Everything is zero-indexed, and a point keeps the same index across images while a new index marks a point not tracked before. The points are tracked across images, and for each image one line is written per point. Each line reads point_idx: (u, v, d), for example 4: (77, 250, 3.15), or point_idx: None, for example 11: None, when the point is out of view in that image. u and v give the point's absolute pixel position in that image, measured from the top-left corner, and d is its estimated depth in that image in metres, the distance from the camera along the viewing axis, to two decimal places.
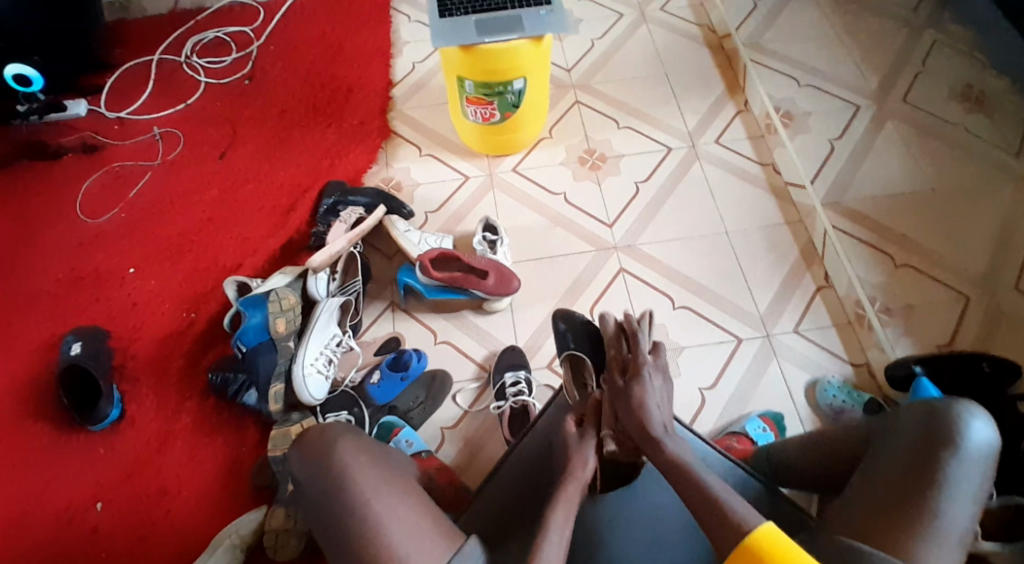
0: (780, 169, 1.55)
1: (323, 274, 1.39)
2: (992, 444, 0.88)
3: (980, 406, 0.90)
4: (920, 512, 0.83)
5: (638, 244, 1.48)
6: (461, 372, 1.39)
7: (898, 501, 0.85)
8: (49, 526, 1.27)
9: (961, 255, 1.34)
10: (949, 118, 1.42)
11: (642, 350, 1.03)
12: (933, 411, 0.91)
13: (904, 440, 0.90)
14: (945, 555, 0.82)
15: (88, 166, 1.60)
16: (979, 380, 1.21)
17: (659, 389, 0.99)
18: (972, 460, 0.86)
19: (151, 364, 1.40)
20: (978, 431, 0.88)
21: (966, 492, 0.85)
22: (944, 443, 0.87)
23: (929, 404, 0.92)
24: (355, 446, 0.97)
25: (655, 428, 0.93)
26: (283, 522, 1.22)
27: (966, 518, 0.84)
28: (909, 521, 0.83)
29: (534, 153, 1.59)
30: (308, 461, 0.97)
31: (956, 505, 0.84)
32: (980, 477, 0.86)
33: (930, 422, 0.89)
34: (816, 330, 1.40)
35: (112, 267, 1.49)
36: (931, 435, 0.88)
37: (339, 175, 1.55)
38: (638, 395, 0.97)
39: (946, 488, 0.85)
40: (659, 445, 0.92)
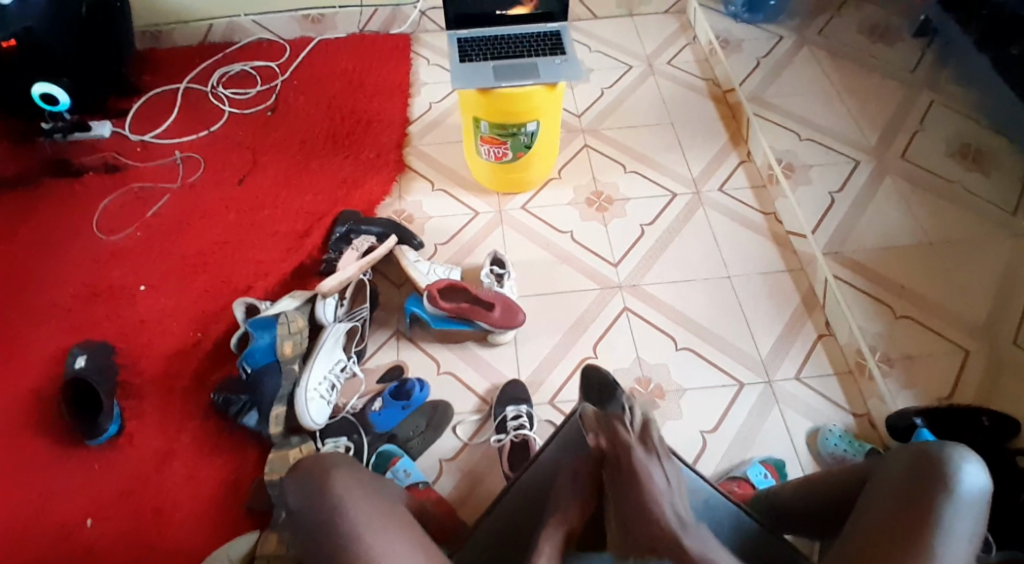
0: (782, 218, 1.63)
1: (331, 299, 1.41)
2: (985, 488, 0.88)
3: (973, 452, 0.91)
4: (913, 553, 0.84)
5: (643, 284, 1.50)
6: (463, 403, 1.39)
7: (888, 542, 0.86)
8: (38, 540, 1.25)
9: (961, 305, 1.26)
10: (948, 176, 1.30)
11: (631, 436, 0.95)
12: (925, 455, 0.92)
13: (896, 482, 0.91)
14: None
15: (109, 186, 1.63)
16: (978, 434, 1.22)
17: (663, 484, 0.91)
18: (967, 504, 0.87)
19: (156, 380, 1.41)
20: (971, 474, 0.89)
21: (960, 536, 0.85)
22: (938, 485, 0.88)
23: (923, 447, 0.93)
24: (352, 478, 0.99)
25: (668, 525, 0.88)
26: (274, 547, 1.19)
27: (962, 560, 0.84)
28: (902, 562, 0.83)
29: (543, 192, 1.63)
30: (305, 486, 0.97)
31: (951, 549, 0.84)
32: (977, 519, 0.87)
33: (923, 464, 0.91)
34: (816, 378, 1.43)
35: (125, 283, 1.51)
36: (925, 478, 0.89)
37: (353, 205, 1.59)
38: (639, 486, 0.91)
39: (940, 530, 0.85)
40: (679, 545, 0.86)
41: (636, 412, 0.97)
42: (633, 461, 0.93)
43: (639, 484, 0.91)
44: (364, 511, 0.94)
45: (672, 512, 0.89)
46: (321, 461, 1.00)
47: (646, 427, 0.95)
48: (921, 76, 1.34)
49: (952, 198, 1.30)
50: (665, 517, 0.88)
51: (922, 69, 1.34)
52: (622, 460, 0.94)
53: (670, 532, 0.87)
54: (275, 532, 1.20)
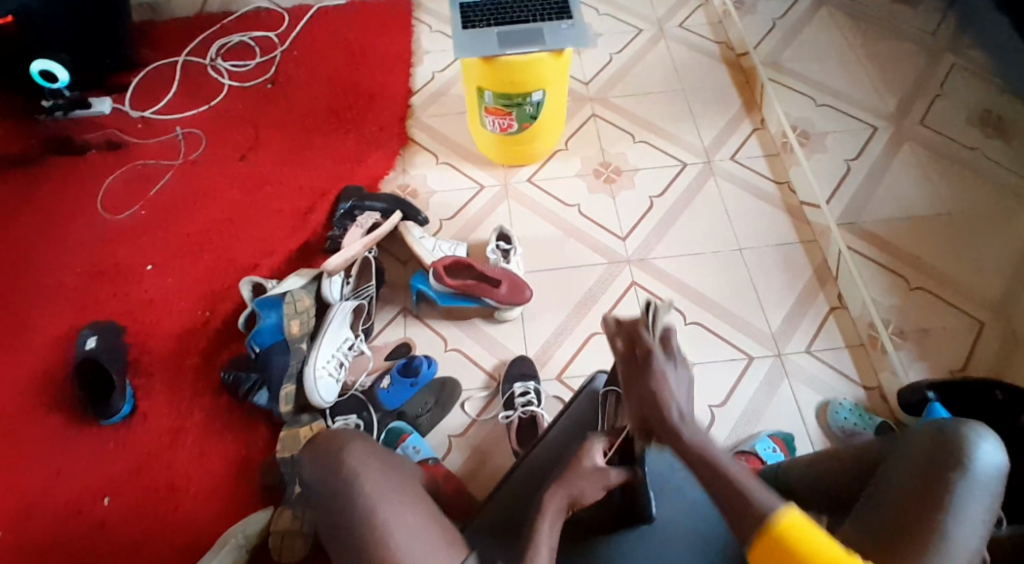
0: (796, 187, 1.57)
1: (337, 277, 1.40)
2: (1002, 467, 0.87)
3: (988, 429, 0.90)
4: (926, 534, 0.83)
5: (651, 258, 1.48)
6: (471, 380, 1.39)
7: (898, 522, 0.85)
8: (56, 517, 1.28)
9: (980, 280, 1.29)
10: (966, 144, 1.33)
11: (653, 339, 0.92)
12: (940, 432, 0.90)
13: (910, 462, 0.90)
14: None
15: (112, 164, 1.62)
16: (990, 408, 1.20)
17: (676, 380, 0.89)
18: (981, 484, 0.86)
19: (165, 359, 1.42)
20: (988, 453, 0.87)
21: (973, 515, 0.84)
22: (953, 465, 0.87)
23: (938, 425, 0.91)
24: (369, 451, 0.97)
25: (671, 415, 0.86)
26: (288, 523, 1.22)
27: (975, 540, 0.83)
28: (915, 543, 0.82)
29: (549, 165, 1.60)
30: (324, 457, 0.97)
31: (966, 529, 0.83)
32: (990, 498, 0.85)
33: (937, 442, 0.89)
34: (828, 351, 1.40)
35: (131, 263, 1.51)
36: (939, 458, 0.88)
37: (357, 180, 1.57)
38: (652, 384, 0.88)
39: (952, 510, 0.84)
40: (677, 436, 0.85)
41: (657, 322, 0.94)
42: (651, 361, 0.90)
43: (652, 386, 0.88)
44: (376, 483, 0.94)
45: (677, 405, 0.87)
46: (336, 434, 0.99)
47: (666, 333, 0.93)
48: (942, 42, 1.35)
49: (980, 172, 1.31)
50: (670, 409, 0.86)
51: (943, 32, 1.35)
52: (642, 357, 0.91)
53: (672, 424, 0.85)
54: (288, 507, 1.24)
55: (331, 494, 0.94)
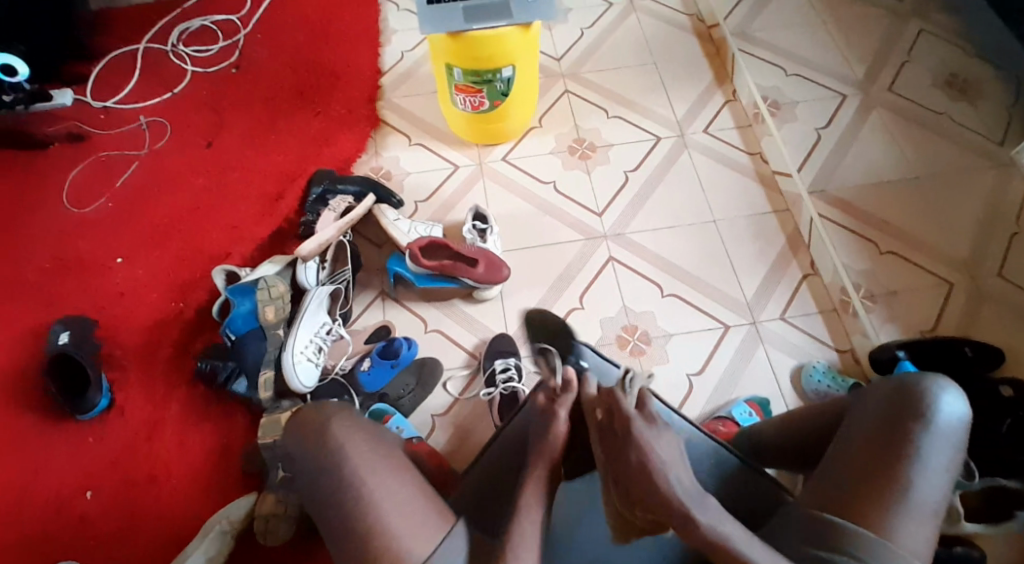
0: (769, 157, 1.56)
1: (313, 262, 1.40)
2: (962, 417, 0.90)
3: (950, 381, 0.93)
4: (892, 486, 0.86)
5: (627, 233, 1.48)
6: (452, 359, 1.40)
7: (866, 475, 0.88)
8: (39, 513, 1.28)
9: (945, 240, 1.40)
10: (935, 108, 1.48)
11: (629, 402, 0.89)
12: (903, 385, 0.93)
13: (877, 416, 0.92)
14: (919, 530, 0.85)
15: (74, 157, 1.59)
16: (962, 364, 1.26)
17: (663, 448, 0.86)
18: (943, 436, 0.89)
19: (138, 351, 1.41)
20: (949, 404, 0.90)
21: (936, 465, 0.88)
22: (915, 416, 0.90)
23: (901, 378, 0.94)
24: (352, 423, 0.96)
25: (673, 499, 0.83)
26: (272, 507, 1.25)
27: (938, 491, 0.87)
28: (881, 496, 0.86)
29: (524, 142, 1.59)
30: (307, 431, 0.96)
31: (929, 479, 0.87)
32: (952, 447, 0.89)
33: (901, 395, 0.92)
34: (802, 317, 1.41)
35: (99, 256, 1.48)
36: (901, 411, 0.90)
37: (327, 164, 1.55)
38: (640, 458, 0.85)
39: (917, 463, 0.87)
40: (687, 516, 0.82)
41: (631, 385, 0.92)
42: (631, 428, 0.87)
43: (640, 456, 0.85)
44: (361, 454, 0.93)
45: (674, 477, 0.84)
46: (316, 409, 0.99)
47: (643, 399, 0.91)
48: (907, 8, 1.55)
49: (930, 127, 1.47)
50: (667, 484, 0.84)
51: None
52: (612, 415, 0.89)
53: (677, 508, 0.83)
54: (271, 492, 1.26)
55: (313, 462, 0.94)
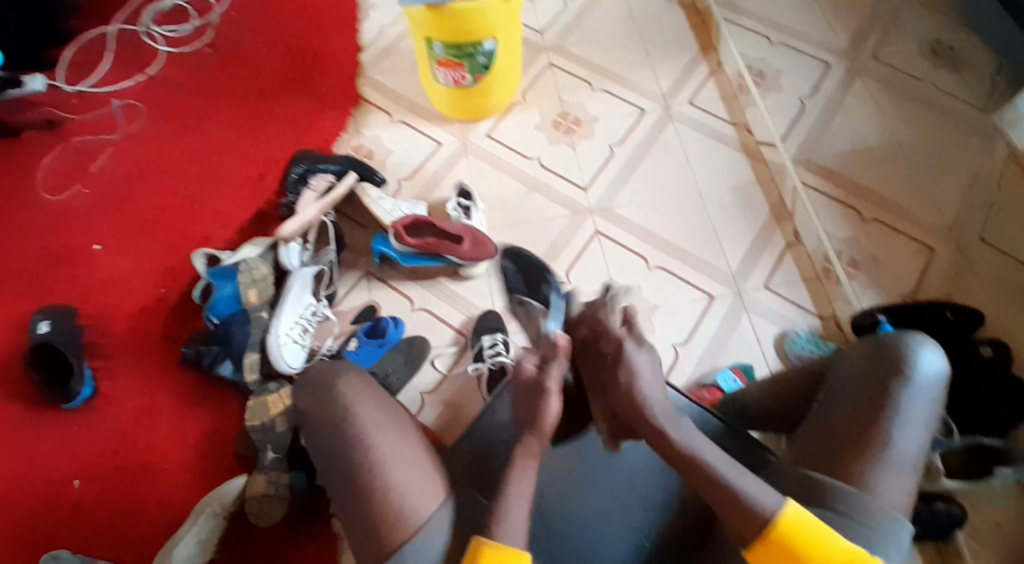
0: (754, 128, 1.53)
1: (295, 244, 1.39)
2: (942, 372, 0.92)
3: (930, 338, 0.94)
4: (872, 441, 0.88)
5: (614, 206, 1.47)
6: (439, 336, 1.39)
7: (846, 432, 0.90)
8: (29, 503, 1.27)
9: (928, 208, 1.42)
10: (916, 75, 1.53)
11: (614, 321, 1.03)
12: (883, 342, 0.95)
13: (858, 374, 0.93)
14: (899, 483, 0.86)
15: (47, 143, 1.55)
16: (944, 327, 1.27)
17: (650, 368, 0.98)
18: (922, 391, 0.90)
19: (122, 339, 1.39)
20: (928, 360, 0.92)
21: (916, 419, 0.89)
22: (895, 373, 0.91)
23: (882, 337, 0.96)
24: (363, 383, 1.00)
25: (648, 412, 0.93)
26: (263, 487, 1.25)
27: (918, 445, 0.88)
28: (862, 451, 0.87)
29: (508, 118, 1.57)
30: (314, 397, 0.99)
31: (909, 433, 0.88)
32: (931, 401, 0.90)
33: (881, 352, 0.93)
34: (787, 286, 1.40)
35: (78, 244, 1.46)
36: (881, 368, 0.92)
37: (308, 144, 1.53)
38: (627, 380, 0.96)
39: (897, 417, 0.89)
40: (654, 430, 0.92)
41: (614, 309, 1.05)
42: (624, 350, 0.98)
43: (626, 377, 0.96)
44: (365, 417, 0.96)
45: (654, 400, 0.94)
46: (326, 371, 1.02)
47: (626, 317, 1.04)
48: None
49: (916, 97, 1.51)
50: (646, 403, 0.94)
51: None
52: (613, 347, 1.00)
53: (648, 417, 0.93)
54: (263, 473, 1.26)
55: (324, 428, 0.97)
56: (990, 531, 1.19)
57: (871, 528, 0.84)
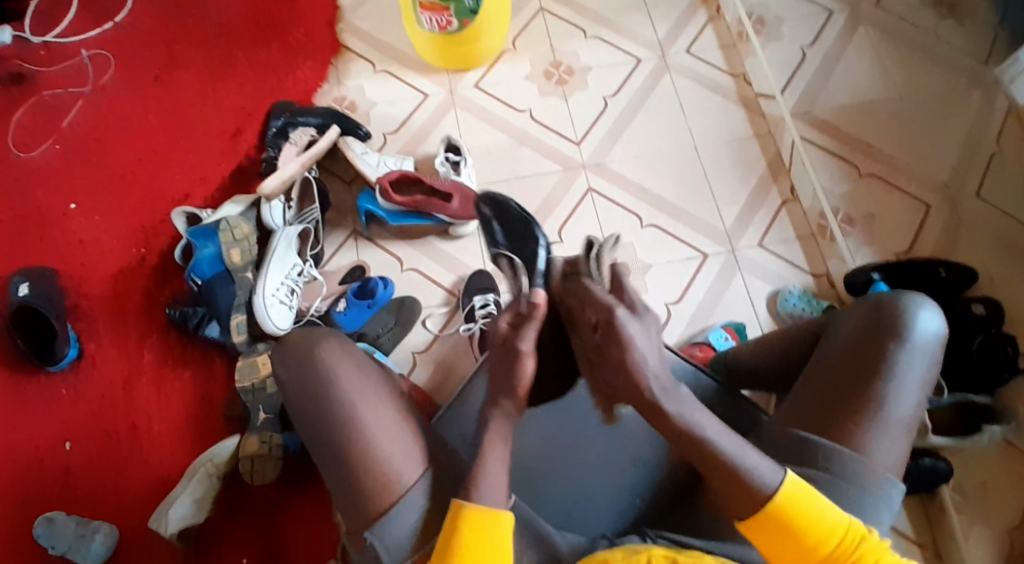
0: (752, 78, 1.50)
1: (277, 202, 1.34)
2: (939, 332, 0.90)
3: (928, 299, 0.92)
4: (867, 401, 0.86)
5: (607, 162, 1.43)
6: (430, 296, 1.37)
7: (841, 393, 0.88)
8: (18, 468, 1.26)
9: (927, 163, 1.40)
10: (918, 24, 1.49)
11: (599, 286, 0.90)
12: (881, 304, 0.92)
13: (855, 335, 0.92)
14: (893, 443, 0.86)
15: (14, 97, 1.48)
16: (935, 285, 1.27)
17: (646, 336, 0.83)
18: (918, 352, 0.88)
19: (104, 301, 1.36)
20: (926, 321, 0.90)
21: (911, 381, 0.87)
22: (892, 334, 0.89)
23: (880, 298, 0.93)
24: (344, 349, 0.95)
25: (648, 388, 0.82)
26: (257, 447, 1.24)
27: (914, 404, 0.87)
28: (857, 412, 0.86)
29: (497, 67, 1.50)
30: (295, 366, 0.95)
31: (903, 395, 0.87)
32: (927, 363, 0.89)
33: (879, 313, 0.91)
34: (780, 244, 1.38)
35: (51, 203, 1.41)
36: (878, 329, 0.90)
37: (287, 95, 1.47)
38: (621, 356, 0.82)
39: (892, 379, 0.87)
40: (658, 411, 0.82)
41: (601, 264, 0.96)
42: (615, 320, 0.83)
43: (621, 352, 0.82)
44: (352, 387, 0.92)
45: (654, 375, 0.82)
46: (307, 335, 0.97)
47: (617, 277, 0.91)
48: None
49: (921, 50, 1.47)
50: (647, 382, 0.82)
51: None
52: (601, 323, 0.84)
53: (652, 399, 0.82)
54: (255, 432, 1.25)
55: (310, 399, 0.93)
56: (973, 484, 1.21)
57: (864, 488, 0.84)
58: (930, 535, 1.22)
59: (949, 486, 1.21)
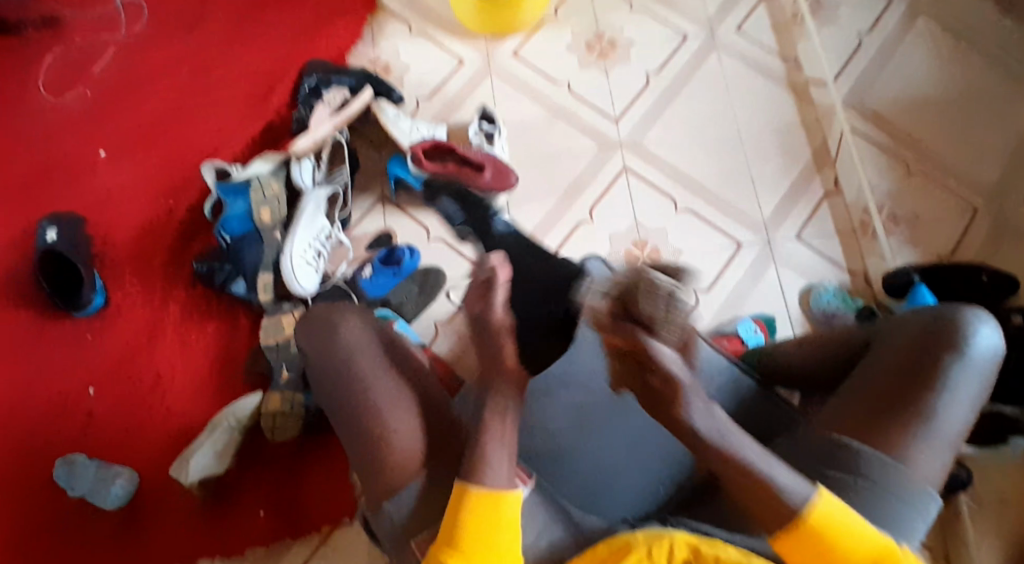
0: (803, 64, 1.44)
1: (308, 161, 1.32)
2: (997, 350, 0.86)
3: (988, 314, 0.88)
4: (914, 410, 0.83)
5: (645, 141, 1.39)
6: (456, 268, 1.36)
7: (887, 398, 0.84)
8: (42, 410, 1.28)
9: (976, 165, 1.35)
10: (977, 24, 1.44)
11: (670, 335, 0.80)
12: (940, 315, 0.88)
13: (907, 343, 0.87)
14: (937, 457, 0.82)
15: (50, 41, 1.48)
16: (977, 288, 1.22)
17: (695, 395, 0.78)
18: (975, 367, 0.84)
19: (132, 251, 1.36)
20: (985, 337, 0.86)
21: (964, 396, 0.83)
22: (949, 347, 0.85)
23: (939, 309, 0.89)
24: (364, 324, 0.95)
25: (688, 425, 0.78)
26: (278, 405, 1.23)
27: (962, 417, 0.83)
28: (902, 421, 0.82)
29: (537, 35, 1.46)
30: (313, 339, 0.94)
31: (954, 409, 0.83)
32: (982, 380, 0.85)
33: (936, 325, 0.87)
34: (819, 238, 1.34)
35: (84, 150, 1.41)
36: (934, 340, 0.86)
37: (321, 52, 1.45)
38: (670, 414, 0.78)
39: (943, 392, 0.83)
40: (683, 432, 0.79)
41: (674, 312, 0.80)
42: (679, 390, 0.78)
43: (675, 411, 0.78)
44: (370, 366, 0.91)
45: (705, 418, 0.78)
46: (328, 308, 0.97)
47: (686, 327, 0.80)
48: None
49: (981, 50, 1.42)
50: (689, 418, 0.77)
51: None
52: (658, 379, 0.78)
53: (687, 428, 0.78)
54: (275, 390, 1.25)
55: (324, 377, 0.92)
56: (995, 496, 1.19)
57: (903, 499, 0.80)
58: (941, 541, 1.20)
59: (967, 493, 1.19)
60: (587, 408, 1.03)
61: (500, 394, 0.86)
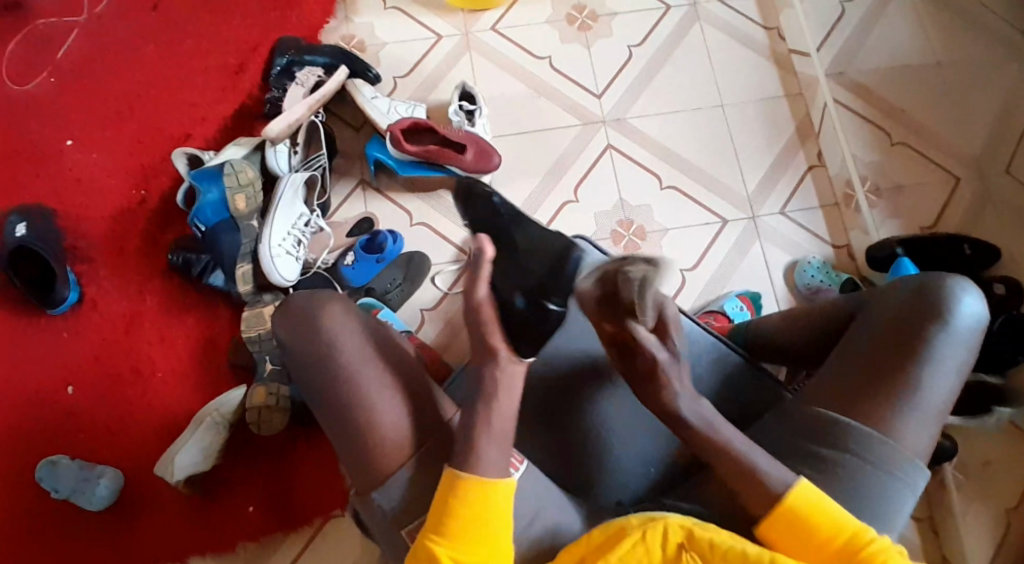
0: (787, 34, 1.42)
1: (283, 146, 1.28)
2: (980, 318, 0.86)
3: (972, 282, 0.87)
4: (899, 380, 0.82)
5: (628, 118, 1.37)
6: (440, 253, 1.33)
7: (872, 370, 0.84)
8: (18, 410, 1.24)
9: (961, 137, 1.34)
10: None
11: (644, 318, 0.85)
12: (922, 285, 0.87)
13: (891, 314, 0.87)
14: (924, 428, 0.82)
15: (7, 23, 1.41)
16: (959, 261, 1.23)
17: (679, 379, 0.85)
18: (958, 335, 0.84)
19: (104, 243, 1.32)
20: (969, 306, 0.85)
21: (948, 366, 0.83)
22: (933, 317, 0.84)
23: (921, 278, 0.89)
24: (351, 315, 0.91)
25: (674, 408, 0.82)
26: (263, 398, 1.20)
27: (948, 389, 0.83)
28: (888, 392, 0.82)
29: (515, 9, 1.43)
30: (297, 332, 0.89)
31: (939, 378, 0.83)
32: (966, 348, 0.84)
33: (919, 295, 0.87)
34: (802, 212, 1.34)
35: (48, 137, 1.35)
36: (918, 310, 0.85)
37: (292, 31, 1.40)
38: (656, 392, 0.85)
39: (927, 361, 0.83)
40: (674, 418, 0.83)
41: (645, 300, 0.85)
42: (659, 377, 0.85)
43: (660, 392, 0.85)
44: (360, 359, 0.87)
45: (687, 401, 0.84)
46: (309, 297, 0.91)
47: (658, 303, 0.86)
48: None
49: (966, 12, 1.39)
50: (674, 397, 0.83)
51: None
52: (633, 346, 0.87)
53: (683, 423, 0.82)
54: (260, 383, 1.21)
55: (311, 375, 0.88)
56: (977, 463, 1.22)
57: (891, 472, 0.81)
58: (928, 510, 1.22)
59: (951, 463, 1.21)
60: (575, 389, 1.00)
61: (493, 384, 0.83)
